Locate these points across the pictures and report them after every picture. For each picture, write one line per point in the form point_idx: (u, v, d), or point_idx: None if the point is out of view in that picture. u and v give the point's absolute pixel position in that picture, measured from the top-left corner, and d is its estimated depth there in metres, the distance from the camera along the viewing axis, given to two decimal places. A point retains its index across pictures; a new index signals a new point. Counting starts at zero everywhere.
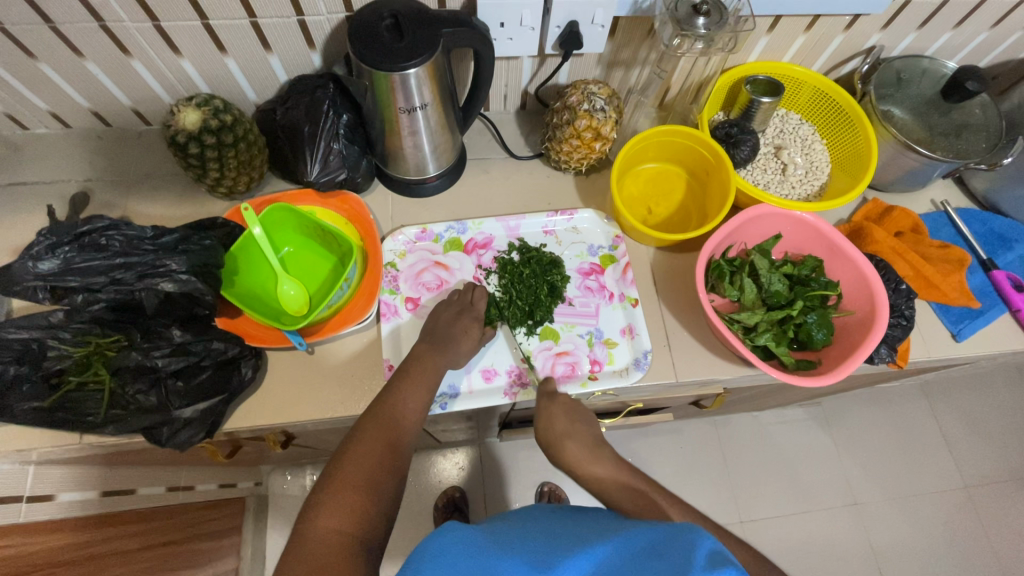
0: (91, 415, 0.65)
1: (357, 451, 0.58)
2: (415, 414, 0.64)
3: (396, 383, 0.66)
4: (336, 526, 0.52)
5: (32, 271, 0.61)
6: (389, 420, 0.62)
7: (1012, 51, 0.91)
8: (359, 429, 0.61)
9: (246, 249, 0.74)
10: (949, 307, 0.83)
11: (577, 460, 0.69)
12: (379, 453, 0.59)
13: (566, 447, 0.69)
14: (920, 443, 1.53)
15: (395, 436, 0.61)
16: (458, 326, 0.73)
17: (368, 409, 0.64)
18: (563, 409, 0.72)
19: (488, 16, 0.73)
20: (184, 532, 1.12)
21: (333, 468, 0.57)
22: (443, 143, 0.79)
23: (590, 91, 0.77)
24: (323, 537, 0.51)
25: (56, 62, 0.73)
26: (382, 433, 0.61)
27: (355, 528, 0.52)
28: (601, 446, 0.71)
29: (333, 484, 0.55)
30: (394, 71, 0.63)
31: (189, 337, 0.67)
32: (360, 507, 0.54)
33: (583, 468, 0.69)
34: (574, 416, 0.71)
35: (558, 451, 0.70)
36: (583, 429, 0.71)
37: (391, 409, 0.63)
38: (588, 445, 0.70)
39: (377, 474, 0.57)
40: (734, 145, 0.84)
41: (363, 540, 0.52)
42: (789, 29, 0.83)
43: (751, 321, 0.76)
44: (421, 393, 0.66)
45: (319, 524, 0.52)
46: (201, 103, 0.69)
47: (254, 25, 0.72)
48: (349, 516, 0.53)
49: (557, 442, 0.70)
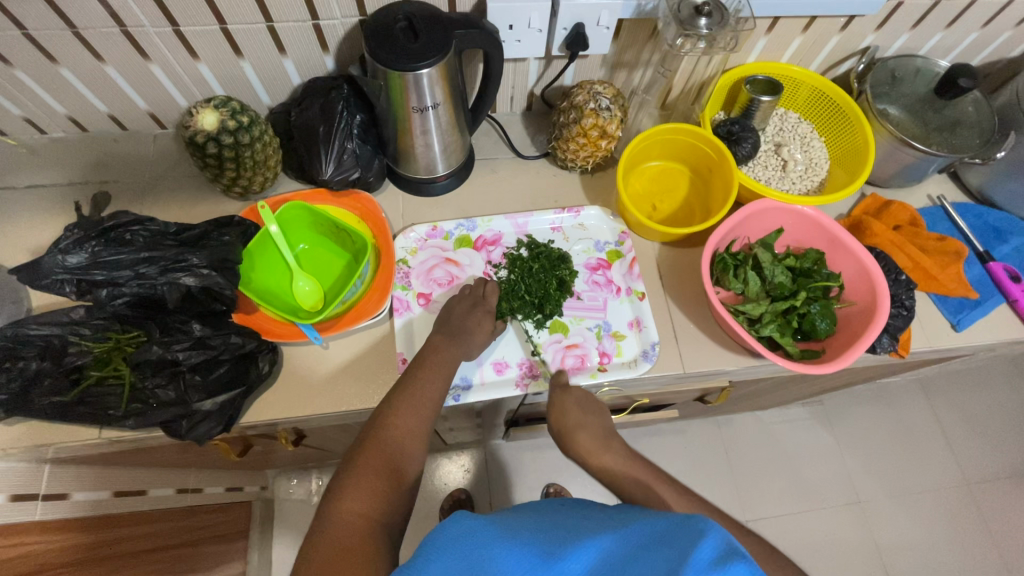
0: (112, 409, 0.66)
1: (378, 438, 0.60)
2: (435, 401, 0.66)
3: (413, 371, 0.68)
4: (359, 509, 0.53)
5: (61, 264, 0.63)
6: (408, 407, 0.64)
7: (1001, 50, 0.94)
8: (380, 415, 0.63)
9: (262, 245, 0.76)
10: (948, 298, 0.85)
11: (589, 449, 0.68)
12: (398, 440, 0.61)
13: (578, 438, 0.68)
14: (921, 442, 1.54)
15: (415, 424, 0.63)
16: (473, 319, 0.75)
17: (387, 397, 0.66)
18: (576, 401, 0.72)
19: (498, 18, 0.75)
20: (195, 535, 1.12)
21: (355, 453, 0.59)
22: (453, 144, 0.82)
23: (596, 91, 0.80)
24: (345, 519, 0.52)
25: (76, 66, 0.75)
26: (402, 420, 0.62)
27: (376, 511, 0.54)
28: (613, 436, 0.69)
29: (356, 469, 0.57)
30: (406, 71, 0.65)
31: (209, 332, 0.69)
32: (380, 491, 0.56)
33: (593, 457, 0.68)
34: (585, 408, 0.71)
35: (569, 442, 0.69)
36: (594, 421, 0.70)
37: (410, 396, 0.65)
38: (598, 435, 0.69)
39: (396, 459, 0.59)
40: (735, 143, 0.86)
41: (383, 522, 0.54)
42: (787, 30, 0.86)
43: (756, 312, 0.78)
44: (439, 381, 0.67)
45: (341, 507, 0.54)
46: (219, 105, 0.71)
47: (271, 29, 0.74)
48: (371, 500, 0.55)
49: (569, 433, 0.69)
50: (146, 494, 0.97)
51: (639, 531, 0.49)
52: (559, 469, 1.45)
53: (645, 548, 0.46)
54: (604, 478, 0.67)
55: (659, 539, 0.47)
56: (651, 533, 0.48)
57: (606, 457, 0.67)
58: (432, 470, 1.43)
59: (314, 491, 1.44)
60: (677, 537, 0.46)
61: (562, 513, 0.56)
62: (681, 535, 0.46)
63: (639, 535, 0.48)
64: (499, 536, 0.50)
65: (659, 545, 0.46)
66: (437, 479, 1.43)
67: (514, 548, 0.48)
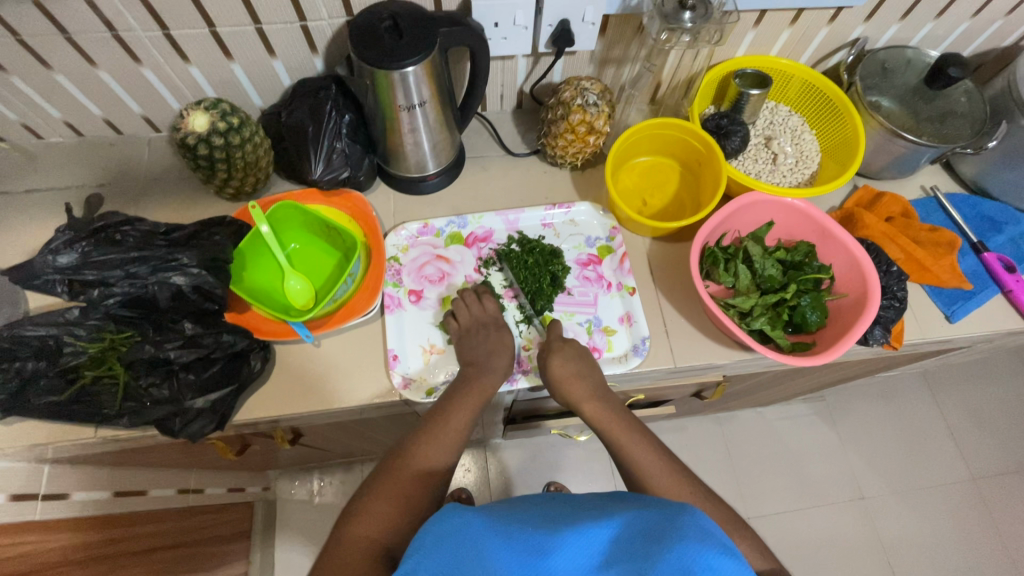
0: (107, 408, 0.67)
1: (398, 467, 0.62)
2: (461, 431, 0.66)
3: (450, 400, 0.69)
4: (367, 533, 0.57)
5: (52, 265, 0.64)
6: (434, 437, 0.65)
7: (994, 39, 0.93)
8: (408, 439, 0.65)
9: (254, 245, 0.77)
10: (941, 289, 0.85)
11: (583, 395, 0.70)
12: (418, 470, 0.62)
13: (573, 385, 0.71)
14: (926, 437, 1.53)
15: (443, 453, 0.64)
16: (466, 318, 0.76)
17: (420, 425, 0.67)
18: (574, 352, 0.74)
19: (483, 16, 0.76)
20: (197, 535, 1.12)
21: (376, 478, 0.62)
22: (442, 142, 0.82)
23: (583, 87, 0.80)
24: (354, 542, 0.56)
25: (71, 71, 0.76)
26: (426, 448, 0.64)
27: (384, 536, 0.57)
28: (606, 389, 0.72)
29: (373, 494, 0.60)
30: (393, 69, 0.65)
31: (201, 330, 0.69)
32: (392, 517, 0.58)
33: (586, 402, 0.70)
34: (581, 361, 0.73)
35: (562, 390, 0.72)
36: (588, 370, 0.72)
37: (437, 425, 0.66)
38: (592, 385, 0.71)
39: (412, 487, 0.61)
40: (724, 137, 0.87)
41: (390, 548, 0.56)
42: (775, 23, 0.85)
43: (745, 305, 0.78)
44: (468, 413, 0.67)
45: (352, 531, 0.57)
46: (210, 107, 0.72)
47: (259, 32, 0.75)
48: (382, 524, 0.58)
49: (563, 383, 0.71)
50: (147, 495, 0.97)
51: (627, 523, 0.49)
52: (559, 467, 1.45)
53: (633, 542, 0.47)
54: (596, 422, 0.69)
55: (645, 532, 0.47)
56: (641, 524, 0.48)
57: (598, 405, 0.70)
58: None
59: (315, 491, 1.45)
60: (667, 531, 0.47)
61: (549, 502, 0.56)
62: (668, 531, 0.47)
63: (626, 526, 0.49)
64: (487, 527, 0.50)
65: (650, 545, 0.46)
66: None
67: (500, 539, 0.48)
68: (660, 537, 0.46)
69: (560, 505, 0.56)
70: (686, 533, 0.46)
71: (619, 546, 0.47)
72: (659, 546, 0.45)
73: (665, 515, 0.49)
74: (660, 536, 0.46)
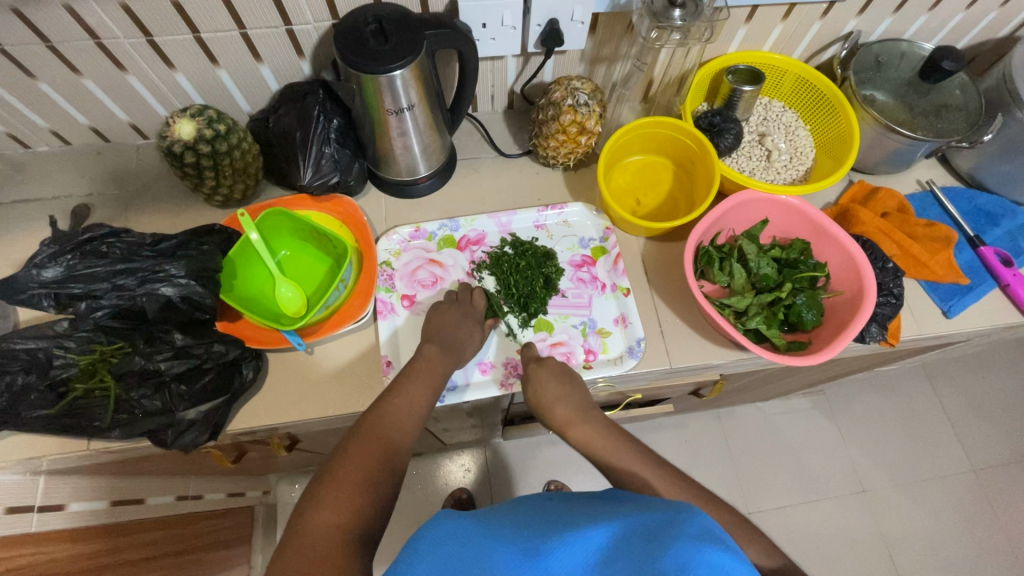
0: (97, 421, 0.66)
1: (359, 450, 0.58)
2: (418, 415, 0.64)
3: (403, 382, 0.66)
4: (335, 519, 0.52)
5: (37, 279, 0.65)
6: (391, 419, 0.62)
7: (989, 31, 0.92)
8: (365, 423, 0.61)
9: (244, 253, 0.75)
10: (937, 284, 0.84)
11: (564, 421, 0.68)
12: (382, 453, 0.59)
13: (556, 410, 0.69)
14: (927, 428, 1.53)
15: (399, 436, 0.61)
16: (465, 331, 0.75)
17: (373, 409, 0.63)
18: (551, 374, 0.72)
19: (471, 17, 0.75)
20: (197, 541, 1.11)
21: (333, 464, 0.57)
22: (432, 144, 0.81)
23: (573, 86, 0.79)
24: (318, 531, 0.51)
25: (56, 80, 0.76)
26: (386, 432, 0.61)
27: (353, 524, 0.52)
28: (590, 408, 0.69)
29: (334, 479, 0.55)
30: (380, 72, 0.64)
31: (190, 341, 0.69)
32: (358, 503, 0.54)
33: (570, 428, 0.68)
34: (563, 381, 0.71)
35: (548, 417, 0.70)
36: (571, 394, 0.70)
37: (397, 408, 0.63)
38: (575, 407, 0.69)
39: (379, 473, 0.57)
40: (717, 134, 0.86)
41: (357, 534, 0.52)
42: (766, 18, 0.84)
43: (740, 305, 0.77)
44: (426, 395, 0.66)
45: (314, 518, 0.52)
46: (196, 113, 0.70)
47: (245, 36, 0.74)
48: (349, 512, 0.53)
49: (547, 408, 0.69)
50: (145, 503, 0.95)
51: (628, 524, 0.47)
52: (559, 466, 1.45)
53: (632, 541, 0.45)
54: (585, 449, 0.67)
55: (645, 532, 0.45)
56: (643, 523, 0.46)
57: (582, 429, 0.67)
58: (434, 470, 1.43)
59: None
60: (667, 532, 0.44)
61: (557, 504, 0.55)
62: (667, 531, 0.45)
63: (627, 525, 0.47)
64: (485, 529, 0.49)
65: (648, 544, 0.44)
66: (439, 479, 1.42)
67: (495, 540, 0.48)
68: (658, 536, 0.44)
69: (567, 506, 0.54)
70: (685, 533, 0.44)
71: (618, 546, 0.45)
72: (657, 545, 0.43)
73: (667, 514, 0.47)
74: (659, 536, 0.44)
